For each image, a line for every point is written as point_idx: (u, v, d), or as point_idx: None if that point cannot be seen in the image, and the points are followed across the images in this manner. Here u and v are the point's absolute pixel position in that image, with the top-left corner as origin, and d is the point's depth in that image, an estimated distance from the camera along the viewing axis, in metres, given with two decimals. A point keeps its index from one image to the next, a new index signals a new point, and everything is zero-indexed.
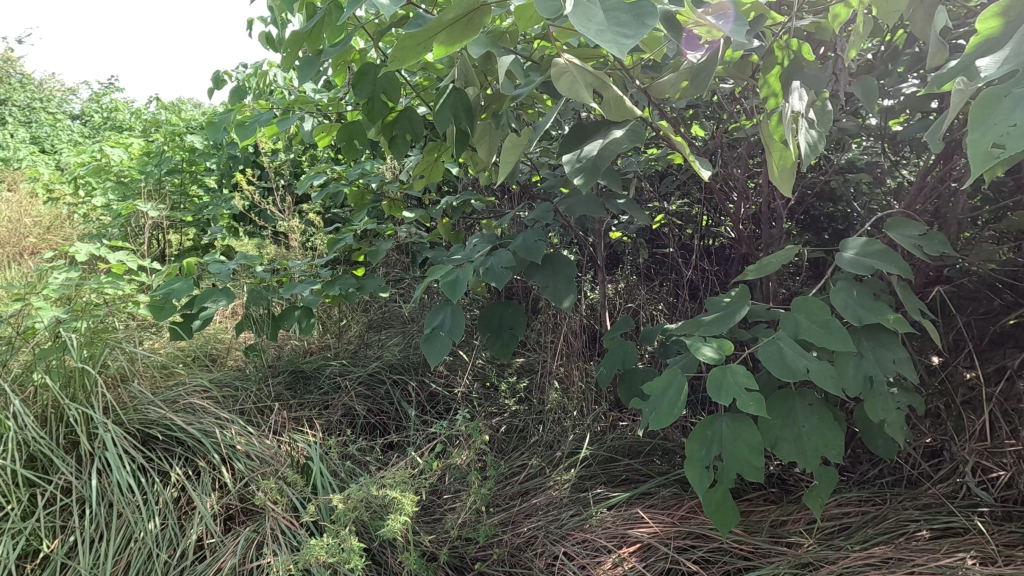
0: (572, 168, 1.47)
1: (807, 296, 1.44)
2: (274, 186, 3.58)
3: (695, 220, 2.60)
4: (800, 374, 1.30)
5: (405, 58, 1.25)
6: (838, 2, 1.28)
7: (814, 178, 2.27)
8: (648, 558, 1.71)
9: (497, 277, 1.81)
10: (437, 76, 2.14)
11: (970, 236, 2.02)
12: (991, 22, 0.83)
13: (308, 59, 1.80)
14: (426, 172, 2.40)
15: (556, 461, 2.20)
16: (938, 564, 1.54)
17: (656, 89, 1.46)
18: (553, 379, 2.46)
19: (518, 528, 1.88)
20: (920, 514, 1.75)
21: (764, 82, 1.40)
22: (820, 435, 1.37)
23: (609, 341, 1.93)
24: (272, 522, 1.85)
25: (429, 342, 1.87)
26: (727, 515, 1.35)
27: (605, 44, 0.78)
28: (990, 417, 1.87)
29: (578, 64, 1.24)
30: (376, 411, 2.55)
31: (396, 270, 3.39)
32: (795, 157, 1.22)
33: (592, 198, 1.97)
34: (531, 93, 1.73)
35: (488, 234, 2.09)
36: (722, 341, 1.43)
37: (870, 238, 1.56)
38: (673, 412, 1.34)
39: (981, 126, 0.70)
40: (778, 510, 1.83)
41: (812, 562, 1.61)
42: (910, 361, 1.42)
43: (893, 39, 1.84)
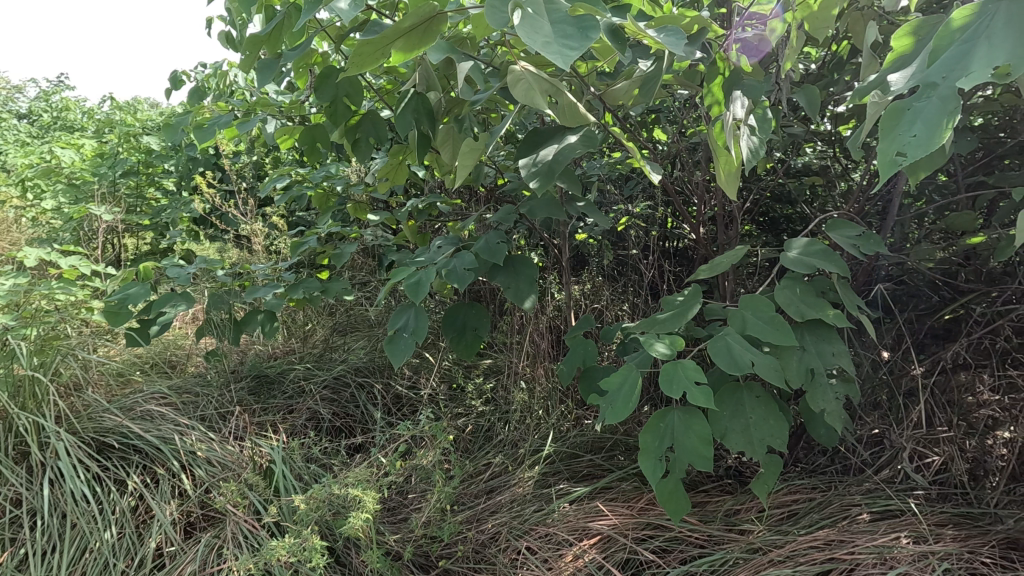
0: (529, 172, 1.53)
1: (755, 294, 1.51)
2: (235, 189, 3.53)
3: (657, 223, 2.67)
4: (746, 368, 1.37)
5: (364, 63, 1.28)
6: (775, 18, 1.32)
7: (768, 182, 2.36)
8: (608, 549, 1.76)
9: (459, 277, 1.85)
10: (401, 79, 2.16)
11: (911, 236, 2.13)
12: (904, 40, 0.91)
13: (267, 61, 1.78)
14: (390, 174, 2.41)
15: (520, 459, 2.23)
16: (876, 544, 1.63)
17: (610, 96, 1.54)
18: (519, 379, 2.50)
19: (482, 525, 1.91)
20: (862, 498, 1.85)
21: (707, 91, 1.45)
22: (766, 425, 1.45)
23: (571, 340, 1.98)
24: (233, 527, 1.83)
25: (392, 343, 1.90)
26: (679, 504, 1.42)
27: (549, 55, 0.83)
28: (926, 406, 1.99)
29: (534, 71, 1.30)
30: (342, 414, 2.55)
31: (363, 273, 3.37)
32: (738, 163, 1.29)
33: (553, 201, 2.02)
34: (491, 97, 1.76)
35: (451, 236, 2.12)
36: (674, 338, 1.50)
37: (813, 238, 1.64)
38: (627, 407, 1.39)
39: (889, 136, 0.79)
40: (732, 500, 1.91)
41: (762, 547, 1.69)
42: (848, 354, 1.51)
43: (837, 50, 1.94)
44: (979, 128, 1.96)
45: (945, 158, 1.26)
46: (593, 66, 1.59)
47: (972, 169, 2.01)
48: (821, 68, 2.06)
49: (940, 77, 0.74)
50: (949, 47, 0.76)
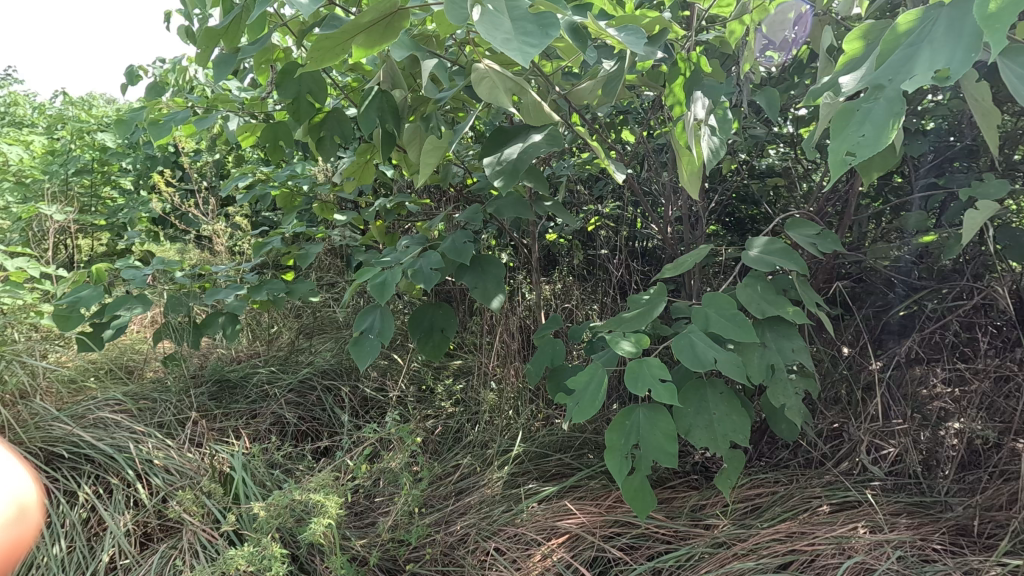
0: (493, 170, 1.53)
1: (719, 292, 1.54)
2: (196, 188, 3.43)
3: (626, 222, 2.69)
4: (709, 364, 1.39)
5: (324, 58, 1.25)
6: (733, 19, 1.39)
7: (734, 183, 2.40)
8: (576, 548, 1.76)
9: (426, 277, 1.83)
10: (366, 77, 2.12)
11: (869, 235, 2.20)
12: (855, 44, 0.93)
13: (225, 56, 1.74)
14: (356, 173, 2.37)
15: (489, 460, 2.22)
16: (835, 535, 1.67)
17: (575, 96, 1.55)
18: (489, 379, 2.49)
19: (450, 527, 1.89)
20: (822, 491, 1.89)
21: (669, 91, 1.46)
22: (728, 421, 1.47)
23: (539, 339, 1.98)
24: (191, 537, 1.77)
25: (358, 344, 1.86)
26: (644, 501, 1.43)
27: (510, 52, 0.83)
28: (883, 400, 2.05)
29: (499, 69, 1.30)
30: (307, 418, 2.49)
31: (330, 273, 3.32)
32: (699, 163, 1.30)
33: (520, 200, 2.02)
34: (456, 96, 1.75)
35: (418, 235, 2.09)
36: (639, 336, 1.51)
37: (772, 237, 1.68)
38: (594, 405, 1.40)
39: (840, 136, 0.82)
40: (698, 495, 1.94)
41: (726, 541, 1.71)
42: (807, 349, 1.55)
43: (798, 54, 1.99)
44: (931, 132, 2.04)
45: (897, 157, 1.32)
46: (557, 66, 1.59)
47: (925, 170, 2.08)
48: (783, 71, 2.09)
49: (887, 80, 0.76)
50: (895, 51, 0.78)
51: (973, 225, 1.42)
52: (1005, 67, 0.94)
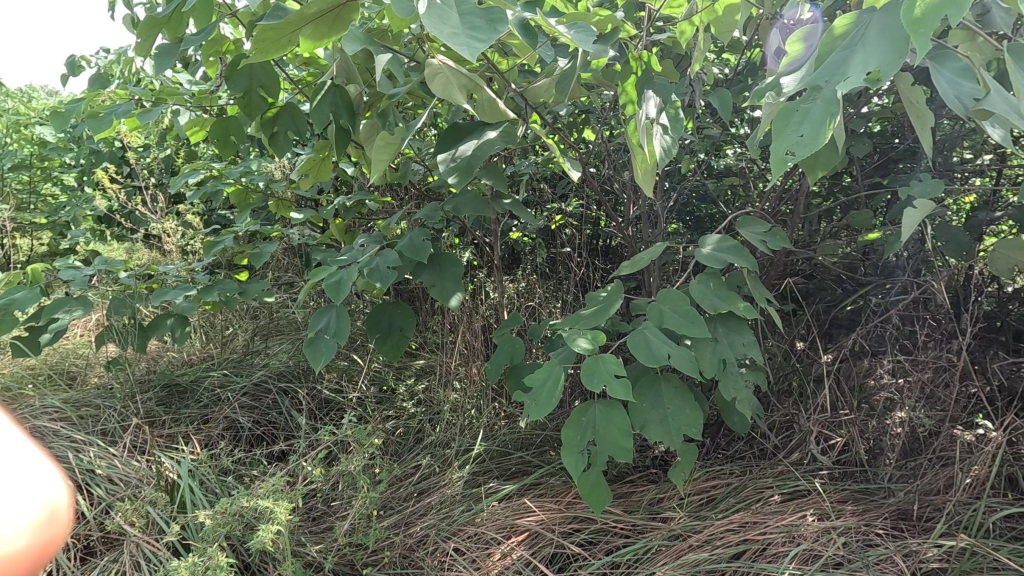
0: (447, 167, 1.52)
1: (673, 289, 1.56)
2: (143, 185, 3.30)
3: (590, 221, 2.71)
4: (663, 360, 1.41)
5: (270, 50, 1.22)
6: (683, 20, 1.42)
7: (693, 182, 2.45)
8: (536, 545, 1.76)
9: (382, 276, 1.80)
10: (321, 70, 2.07)
11: (818, 233, 2.27)
12: (797, 45, 0.95)
13: (167, 46, 1.66)
14: (312, 170, 2.31)
15: (449, 460, 2.20)
16: (785, 524, 1.72)
17: (532, 93, 1.55)
18: (452, 379, 2.47)
19: (410, 529, 1.88)
20: (774, 481, 1.94)
21: (621, 89, 1.45)
22: (682, 415, 1.49)
23: (499, 338, 1.97)
24: (133, 549, 1.70)
25: (313, 345, 1.82)
26: (600, 497, 1.44)
27: (457, 46, 0.81)
28: (831, 392, 2.12)
29: (452, 65, 1.29)
30: (262, 422, 2.42)
31: (288, 274, 3.23)
32: (652, 161, 1.31)
33: (479, 198, 2.01)
34: (411, 92, 1.73)
35: (375, 234, 2.06)
36: (596, 333, 1.51)
37: (724, 234, 1.71)
38: (551, 402, 1.40)
39: (781, 135, 0.84)
40: (656, 489, 1.97)
41: (681, 533, 1.74)
42: (757, 344, 1.59)
43: (752, 56, 2.04)
44: (876, 134, 2.12)
45: (838, 156, 1.36)
46: (513, 63, 1.59)
47: (870, 170, 2.16)
48: (738, 72, 2.14)
49: (824, 81, 0.79)
50: (832, 53, 0.81)
51: (911, 222, 1.48)
52: (935, 75, 0.99)
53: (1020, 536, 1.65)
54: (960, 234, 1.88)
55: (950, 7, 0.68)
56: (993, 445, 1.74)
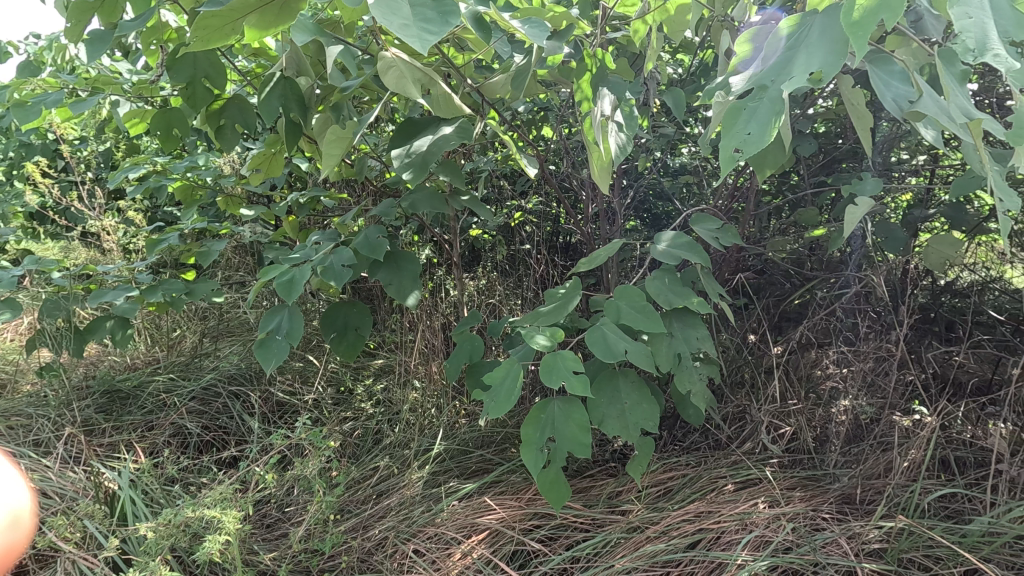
0: (402, 163, 1.49)
1: (630, 285, 1.58)
2: (79, 180, 3.11)
3: (549, 218, 2.72)
4: (619, 356, 1.42)
5: (211, 38, 1.16)
6: (638, 19, 1.43)
7: (649, 180, 2.49)
8: (496, 543, 1.76)
9: (336, 275, 1.75)
10: (270, 62, 2.00)
11: (768, 230, 2.35)
12: (746, 46, 0.97)
13: (101, 31, 1.56)
14: (263, 165, 2.23)
15: (408, 461, 2.18)
16: (738, 512, 1.77)
17: (488, 89, 1.54)
18: (412, 378, 2.44)
19: (368, 532, 1.84)
20: (727, 471, 2.00)
21: (577, 86, 1.48)
22: (639, 409, 1.52)
23: (458, 336, 1.95)
24: (68, 566, 1.59)
25: (264, 346, 1.76)
26: (559, 492, 1.44)
27: (407, 39, 0.79)
28: (781, 383, 2.20)
29: (406, 58, 1.27)
30: (212, 427, 2.32)
31: (239, 273, 3.11)
32: (608, 158, 1.32)
33: (436, 195, 1.98)
34: (365, 85, 1.68)
35: (329, 231, 2.00)
36: (554, 330, 1.51)
37: (679, 231, 1.75)
38: (510, 400, 1.39)
39: (730, 133, 0.85)
40: (615, 483, 1.99)
41: (639, 525, 1.77)
42: (710, 338, 1.63)
43: (705, 57, 2.09)
44: (822, 134, 2.21)
45: (784, 154, 1.41)
46: (469, 58, 1.58)
47: (816, 169, 2.25)
48: (692, 71, 2.18)
49: (769, 81, 0.81)
50: (778, 53, 0.83)
51: (853, 218, 1.54)
52: (876, 78, 1.04)
53: (952, 514, 1.75)
54: (897, 231, 1.98)
55: (884, 11, 0.71)
56: (927, 430, 1.84)
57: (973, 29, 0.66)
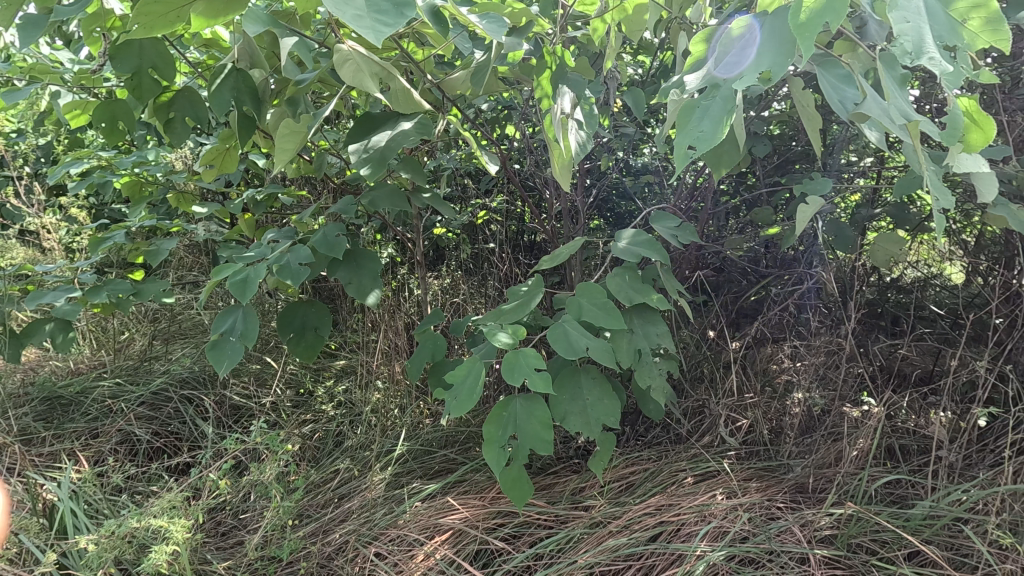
0: (359, 158, 1.46)
1: (591, 282, 1.59)
2: (16, 175, 2.94)
3: (513, 217, 2.72)
4: (581, 352, 1.43)
5: (155, 25, 1.11)
6: (597, 17, 1.46)
7: (612, 179, 2.51)
8: (459, 543, 1.74)
9: (293, 274, 1.70)
10: (222, 53, 1.92)
11: (726, 229, 2.41)
12: (702, 45, 0.99)
13: (34, 16, 1.46)
14: (216, 161, 2.14)
15: (370, 463, 2.14)
16: (697, 503, 1.81)
17: (449, 85, 1.53)
18: (375, 379, 2.40)
19: (328, 537, 1.81)
20: (687, 464, 2.04)
21: (537, 83, 1.47)
22: (600, 405, 1.53)
23: (420, 335, 1.93)
24: None
25: (217, 348, 1.69)
26: (522, 490, 1.44)
27: (361, 30, 0.77)
28: (738, 377, 2.26)
29: (364, 52, 1.24)
30: (163, 433, 2.23)
31: (192, 273, 3.00)
32: (568, 156, 1.32)
33: (397, 192, 1.94)
34: (321, 79, 1.64)
35: (286, 229, 1.94)
36: (516, 327, 1.50)
37: (639, 229, 1.77)
38: (471, 398, 1.39)
39: (684, 131, 0.86)
40: (578, 479, 2.01)
41: (602, 520, 1.79)
42: (669, 334, 1.66)
43: (665, 59, 2.13)
44: (776, 137, 2.28)
45: (738, 154, 1.45)
46: (428, 53, 1.57)
47: (771, 169, 2.32)
48: (652, 72, 2.22)
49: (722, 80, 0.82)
50: (731, 52, 0.84)
51: (804, 217, 1.60)
52: (824, 81, 1.08)
53: (897, 500, 1.83)
54: (846, 229, 2.06)
55: (830, 14, 0.73)
56: (874, 419, 1.92)
57: (911, 34, 0.69)
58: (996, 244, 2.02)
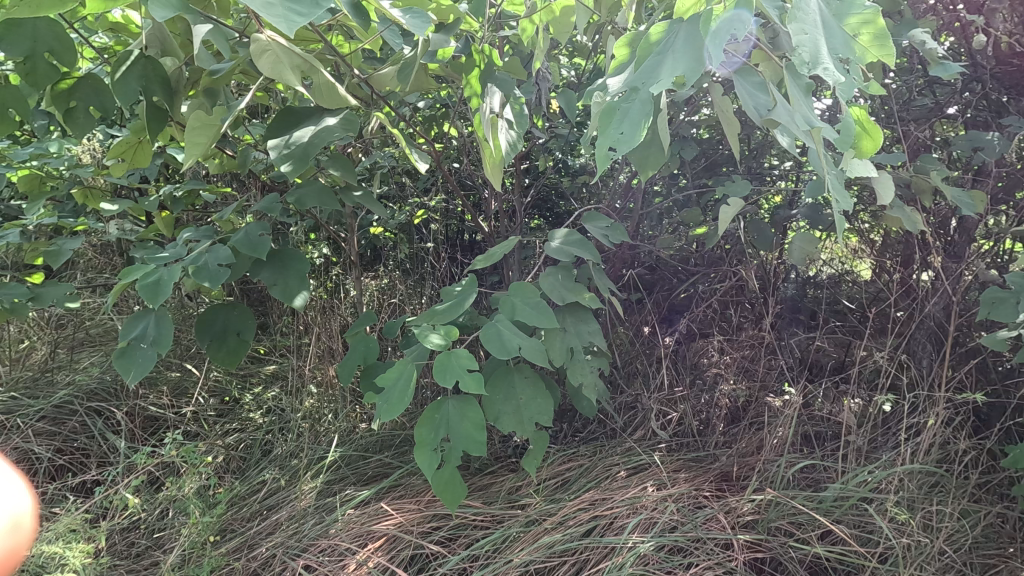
0: (279, 153, 1.39)
1: (525, 282, 1.60)
2: None
3: (451, 216, 2.68)
4: (513, 352, 1.43)
5: (44, 4, 1.02)
6: (525, 18, 1.46)
7: (549, 179, 2.53)
8: (393, 549, 1.71)
9: (211, 276, 1.61)
10: (130, 38, 1.78)
11: (658, 228, 2.48)
12: (624, 50, 1.01)
13: None
14: (126, 155, 1.99)
15: (299, 472, 2.06)
16: (629, 497, 1.85)
17: (377, 81, 1.49)
18: (307, 384, 2.31)
19: (253, 551, 1.73)
20: (620, 458, 2.09)
21: (465, 82, 1.44)
22: (533, 404, 1.53)
23: (351, 337, 1.87)
24: None
25: (125, 355, 1.58)
26: (454, 492, 1.42)
27: (271, 18, 0.73)
28: (670, 373, 2.33)
29: (284, 43, 1.18)
30: (67, 450, 2.07)
31: (104, 275, 2.78)
32: (499, 155, 1.31)
33: (325, 190, 1.87)
34: (240, 70, 1.56)
35: (204, 227, 1.83)
36: (449, 328, 1.48)
37: (571, 228, 1.79)
38: (402, 402, 1.36)
39: (607, 132, 0.88)
40: (514, 478, 2.01)
41: (537, 518, 1.80)
42: (600, 331, 1.69)
43: (599, 62, 2.17)
44: (704, 141, 2.37)
45: (662, 157, 1.51)
46: (356, 48, 1.53)
47: (699, 172, 2.41)
48: (586, 74, 2.26)
49: (640, 83, 0.84)
50: (648, 58, 0.87)
51: (727, 217, 1.67)
52: (740, 88, 1.12)
53: (811, 483, 1.95)
54: (766, 230, 2.17)
55: (737, 24, 0.76)
56: (791, 409, 2.04)
57: (808, 44, 0.73)
58: (898, 244, 2.21)
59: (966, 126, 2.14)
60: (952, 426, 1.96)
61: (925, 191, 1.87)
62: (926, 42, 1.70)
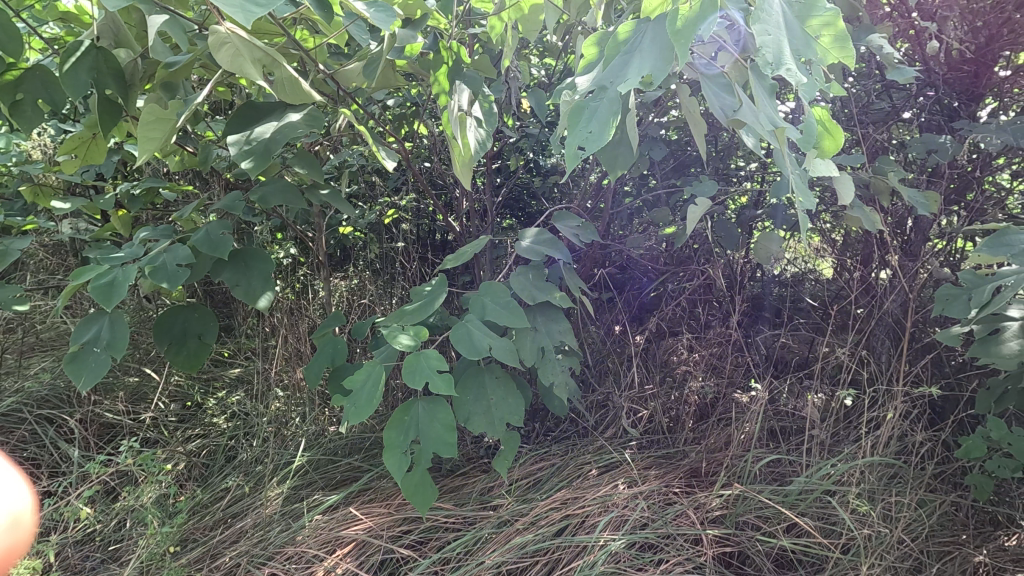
0: (239, 150, 1.35)
1: (495, 282, 1.59)
2: None
3: (422, 215, 2.65)
4: (483, 352, 1.41)
5: None
6: (493, 15, 1.44)
7: (521, 178, 2.52)
8: (362, 555, 1.68)
9: (169, 276, 1.55)
10: (80, 28, 1.70)
11: (629, 228, 2.50)
12: (592, 49, 1.00)
13: None
14: (78, 151, 1.90)
15: (265, 477, 2.00)
16: (600, 495, 1.86)
17: (342, 76, 1.45)
18: (273, 387, 2.25)
19: (216, 561, 1.68)
20: (591, 457, 2.10)
21: (433, 78, 1.43)
22: (503, 404, 1.52)
23: (318, 339, 1.83)
24: None
25: (78, 360, 1.51)
26: (424, 495, 1.40)
27: (228, 7, 0.70)
28: (641, 371, 2.35)
29: (244, 35, 1.14)
30: (16, 461, 1.97)
31: (57, 277, 2.66)
32: (468, 154, 1.30)
33: (290, 187, 1.82)
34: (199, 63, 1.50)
35: (162, 226, 1.77)
36: (418, 329, 1.46)
37: (542, 228, 1.79)
38: (370, 404, 1.33)
39: (576, 130, 0.87)
40: (486, 479, 2.00)
41: (508, 519, 1.80)
42: (571, 330, 1.69)
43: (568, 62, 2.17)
44: (673, 142, 2.40)
45: (630, 158, 1.53)
46: (321, 43, 1.49)
47: (669, 172, 2.44)
48: (556, 74, 2.26)
49: (608, 82, 0.84)
50: (615, 56, 0.87)
51: (695, 217, 1.68)
52: (705, 88, 1.13)
53: (777, 477, 1.99)
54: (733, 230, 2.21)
55: (703, 23, 0.76)
56: (757, 405, 2.08)
57: (771, 45, 0.74)
58: (860, 243, 2.27)
59: (922, 129, 2.22)
60: (909, 419, 2.02)
61: (884, 191, 1.93)
62: (882, 47, 1.75)
